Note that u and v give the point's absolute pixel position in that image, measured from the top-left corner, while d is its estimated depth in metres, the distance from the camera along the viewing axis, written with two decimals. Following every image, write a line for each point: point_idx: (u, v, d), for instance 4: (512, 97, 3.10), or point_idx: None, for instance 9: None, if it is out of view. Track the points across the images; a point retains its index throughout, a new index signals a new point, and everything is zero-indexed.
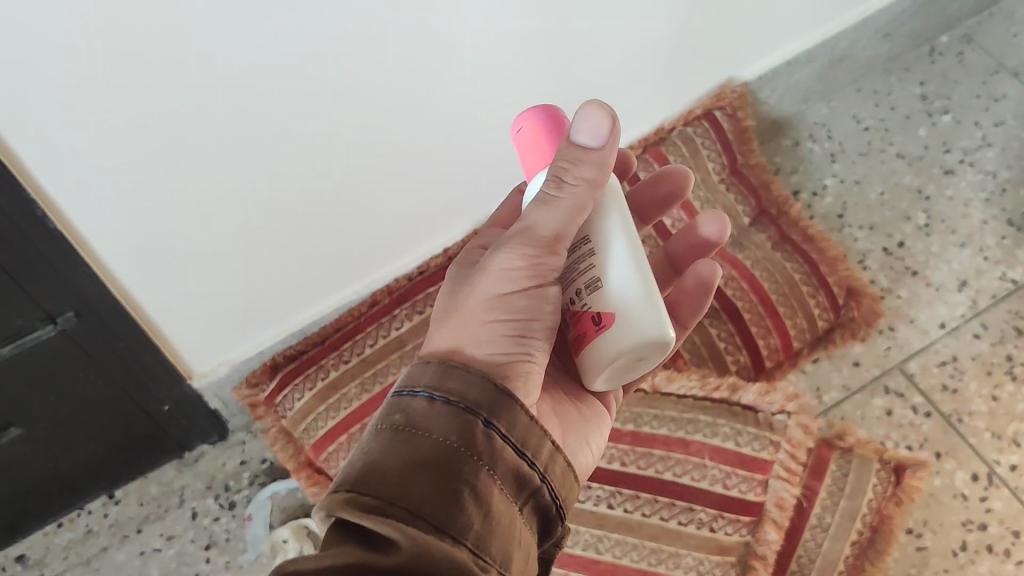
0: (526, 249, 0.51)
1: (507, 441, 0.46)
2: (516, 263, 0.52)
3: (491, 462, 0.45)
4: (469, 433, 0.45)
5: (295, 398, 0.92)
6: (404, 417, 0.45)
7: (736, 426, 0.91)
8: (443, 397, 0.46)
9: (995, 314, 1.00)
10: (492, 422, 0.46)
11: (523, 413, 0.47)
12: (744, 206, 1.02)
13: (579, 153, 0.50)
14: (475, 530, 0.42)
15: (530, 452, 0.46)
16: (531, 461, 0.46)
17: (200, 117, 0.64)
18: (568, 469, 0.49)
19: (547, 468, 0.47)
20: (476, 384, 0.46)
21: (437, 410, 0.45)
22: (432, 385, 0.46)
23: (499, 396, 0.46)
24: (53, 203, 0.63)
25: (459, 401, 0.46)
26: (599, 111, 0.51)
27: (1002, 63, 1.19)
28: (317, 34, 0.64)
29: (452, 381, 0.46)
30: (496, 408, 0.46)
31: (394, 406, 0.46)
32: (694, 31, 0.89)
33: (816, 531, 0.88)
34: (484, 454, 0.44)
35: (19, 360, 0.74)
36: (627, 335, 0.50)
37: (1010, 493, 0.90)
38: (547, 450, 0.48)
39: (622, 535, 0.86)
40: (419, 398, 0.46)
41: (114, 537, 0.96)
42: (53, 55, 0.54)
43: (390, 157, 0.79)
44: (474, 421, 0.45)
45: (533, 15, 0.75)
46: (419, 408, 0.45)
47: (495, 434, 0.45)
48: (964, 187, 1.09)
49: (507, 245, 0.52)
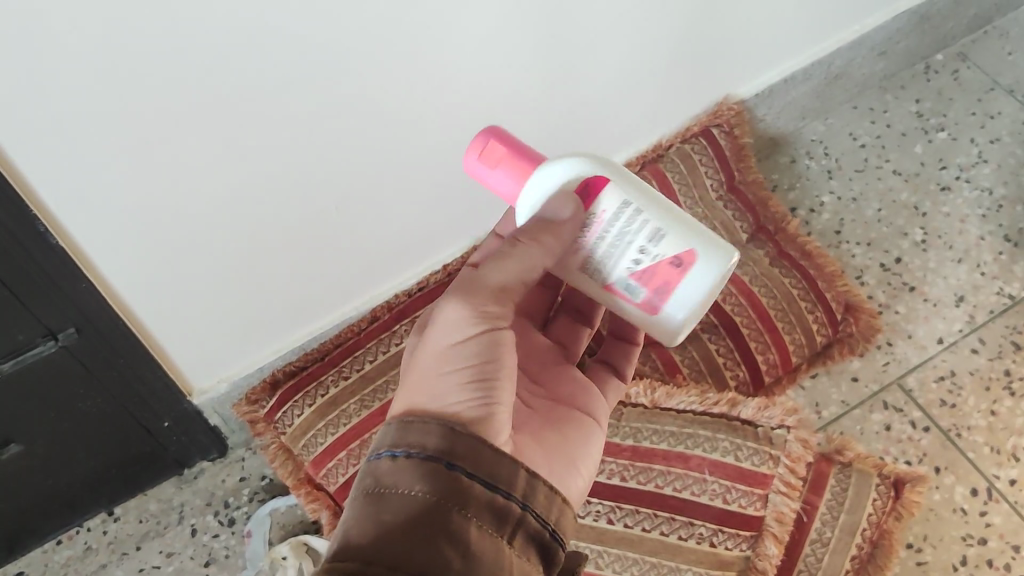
0: (468, 300, 0.53)
1: (474, 478, 0.46)
2: (470, 317, 0.53)
3: (462, 501, 0.44)
4: (434, 478, 0.45)
5: (295, 415, 0.92)
6: (374, 480, 0.45)
7: (736, 440, 0.91)
8: (404, 452, 0.46)
9: (992, 329, 1.01)
10: (454, 462, 0.45)
11: (488, 449, 0.47)
12: (743, 222, 1.02)
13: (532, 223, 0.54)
14: (456, 568, 0.42)
15: (503, 485, 0.46)
16: (506, 493, 0.46)
17: (201, 134, 0.64)
18: (555, 495, 0.49)
19: (528, 496, 0.47)
20: (433, 432, 0.47)
21: (401, 465, 0.45)
22: (393, 443, 0.46)
23: (460, 438, 0.47)
24: (56, 220, 0.64)
25: (419, 452, 0.46)
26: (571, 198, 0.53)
27: (997, 81, 1.20)
28: (317, 50, 0.64)
29: (411, 434, 0.47)
30: (457, 451, 0.46)
31: (364, 472, 0.46)
32: (692, 49, 0.90)
33: (816, 546, 0.88)
34: (453, 494, 0.44)
35: (20, 377, 0.74)
36: (711, 265, 0.53)
37: (1009, 508, 0.91)
38: (524, 480, 0.47)
39: (623, 551, 0.87)
40: (383, 459, 0.46)
41: (113, 554, 0.96)
42: (56, 72, 0.55)
43: (390, 174, 0.80)
44: (437, 466, 0.45)
45: (531, 34, 0.76)
46: (385, 467, 0.45)
47: (461, 474, 0.45)
48: (960, 204, 1.10)
49: (454, 301, 0.53)
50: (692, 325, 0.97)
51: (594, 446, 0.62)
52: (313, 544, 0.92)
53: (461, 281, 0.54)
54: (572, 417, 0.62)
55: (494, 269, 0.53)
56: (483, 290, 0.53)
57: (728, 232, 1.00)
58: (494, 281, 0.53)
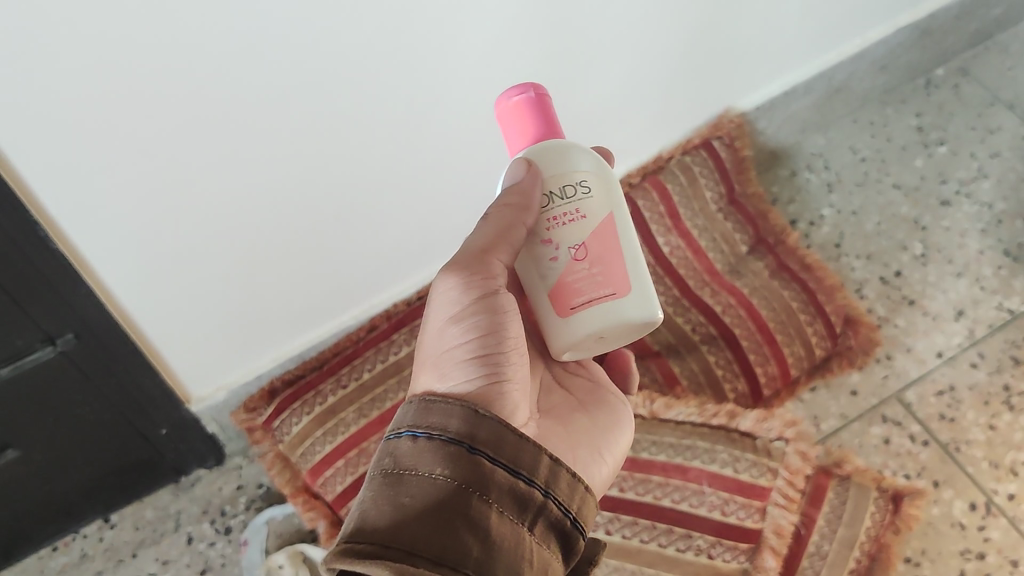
0: (458, 275, 0.54)
1: (496, 463, 0.45)
2: (460, 291, 0.54)
3: (482, 487, 0.44)
4: (455, 463, 0.44)
5: (293, 423, 0.92)
6: (393, 459, 0.45)
7: (734, 452, 0.91)
8: (426, 433, 0.45)
9: (992, 344, 1.01)
10: (476, 448, 0.45)
11: (511, 432, 0.46)
12: (743, 234, 1.03)
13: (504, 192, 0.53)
14: (474, 557, 0.42)
15: (525, 470, 0.45)
16: (528, 479, 0.45)
17: (202, 139, 0.64)
18: (576, 481, 0.48)
19: (549, 483, 0.46)
20: (455, 413, 0.46)
21: (422, 448, 0.45)
22: (414, 423, 0.46)
23: (482, 421, 0.46)
24: (56, 224, 0.64)
25: (441, 434, 0.45)
26: (518, 163, 0.54)
27: (997, 96, 1.20)
28: (317, 58, 0.64)
29: (432, 415, 0.46)
30: (481, 435, 0.45)
31: (384, 450, 0.46)
32: (692, 62, 0.90)
33: (815, 559, 0.87)
34: (475, 481, 0.44)
35: (18, 382, 0.74)
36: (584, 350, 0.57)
37: (1008, 523, 0.90)
38: (545, 466, 0.46)
39: (621, 562, 0.86)
40: (404, 439, 0.45)
41: (109, 561, 0.96)
42: (58, 76, 0.55)
43: (390, 183, 0.80)
44: (459, 451, 0.45)
45: (533, 44, 0.76)
46: (405, 448, 0.45)
47: (483, 460, 0.45)
48: (960, 217, 1.10)
49: (445, 277, 0.54)
50: (690, 337, 0.97)
51: (623, 431, 0.61)
52: (309, 553, 0.91)
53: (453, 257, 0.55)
54: (598, 403, 0.61)
55: (476, 238, 0.54)
56: (473, 257, 0.53)
57: (728, 243, 1.02)
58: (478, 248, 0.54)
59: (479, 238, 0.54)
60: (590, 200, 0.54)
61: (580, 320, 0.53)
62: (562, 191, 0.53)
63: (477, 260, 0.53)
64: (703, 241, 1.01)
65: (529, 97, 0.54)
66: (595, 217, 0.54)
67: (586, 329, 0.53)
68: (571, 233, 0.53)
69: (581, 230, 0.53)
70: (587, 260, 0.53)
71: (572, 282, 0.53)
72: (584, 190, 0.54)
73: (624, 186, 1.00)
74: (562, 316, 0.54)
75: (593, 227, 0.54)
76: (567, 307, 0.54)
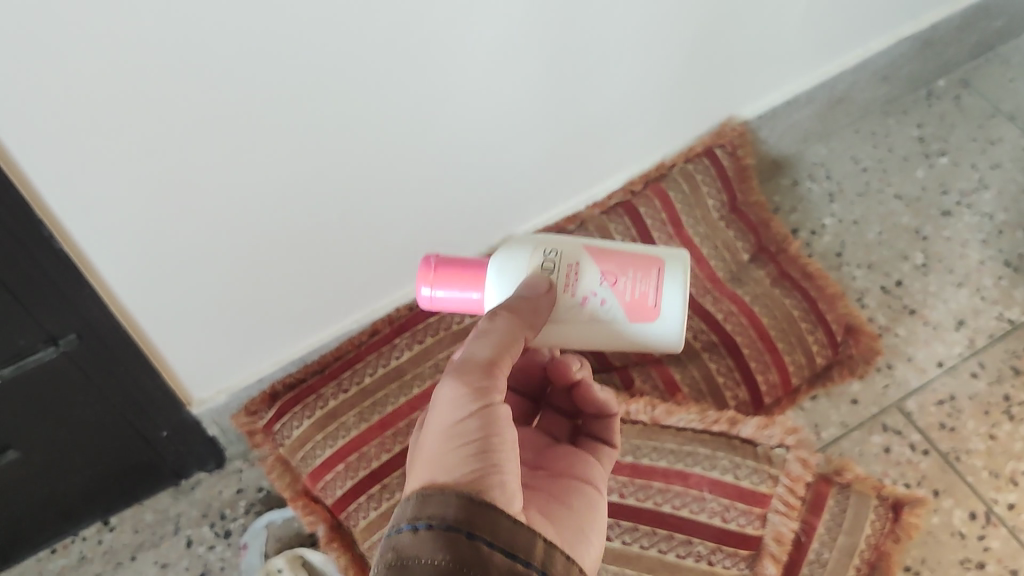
0: (465, 379, 0.50)
1: (494, 546, 0.44)
2: (466, 395, 0.50)
3: (483, 568, 0.42)
4: (456, 546, 0.43)
5: (294, 427, 0.91)
6: (395, 552, 0.43)
7: (734, 459, 0.91)
8: (426, 524, 0.44)
9: (993, 354, 1.01)
10: (475, 534, 0.44)
11: (504, 517, 0.46)
12: (744, 243, 1.02)
13: (514, 300, 0.54)
14: None
15: (519, 551, 0.45)
16: (523, 560, 0.45)
17: (208, 141, 0.65)
18: (565, 562, 0.48)
19: (539, 560, 0.46)
20: (452, 503, 0.45)
21: (422, 537, 0.43)
22: (414, 517, 0.45)
23: (478, 510, 0.45)
24: (61, 224, 0.64)
25: (440, 522, 0.44)
26: (534, 281, 0.55)
27: (998, 107, 1.21)
28: (324, 60, 0.65)
29: (430, 508, 0.45)
30: (476, 521, 0.44)
31: (385, 546, 0.44)
32: (695, 70, 0.91)
33: (814, 567, 0.87)
34: (476, 563, 0.42)
35: (20, 381, 0.74)
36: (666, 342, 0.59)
37: (1008, 532, 0.90)
38: (537, 547, 0.46)
39: (621, 567, 0.86)
40: (404, 532, 0.44)
41: (108, 564, 0.96)
42: (64, 77, 0.55)
43: (394, 187, 0.80)
44: (458, 536, 0.43)
45: (539, 49, 0.77)
46: (406, 540, 0.43)
47: (481, 543, 0.43)
48: (961, 228, 1.10)
49: (449, 381, 0.51)
50: (692, 344, 0.96)
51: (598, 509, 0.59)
52: (309, 557, 0.91)
53: (450, 364, 0.53)
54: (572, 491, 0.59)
55: (479, 346, 0.52)
56: (479, 364, 0.51)
57: (730, 252, 1.01)
58: (483, 356, 0.51)
59: (483, 345, 0.52)
60: (563, 253, 0.57)
61: (664, 305, 0.57)
62: (546, 265, 0.57)
63: (487, 367, 0.51)
64: (705, 249, 1.00)
65: (433, 263, 0.58)
66: (580, 253, 0.57)
67: (675, 298, 0.57)
68: (588, 278, 0.56)
69: (589, 268, 0.56)
70: (621, 274, 0.56)
71: (632, 292, 0.56)
72: (553, 252, 0.57)
73: (626, 193, 1.00)
74: (653, 317, 0.57)
75: (589, 257, 0.57)
76: (650, 306, 0.56)
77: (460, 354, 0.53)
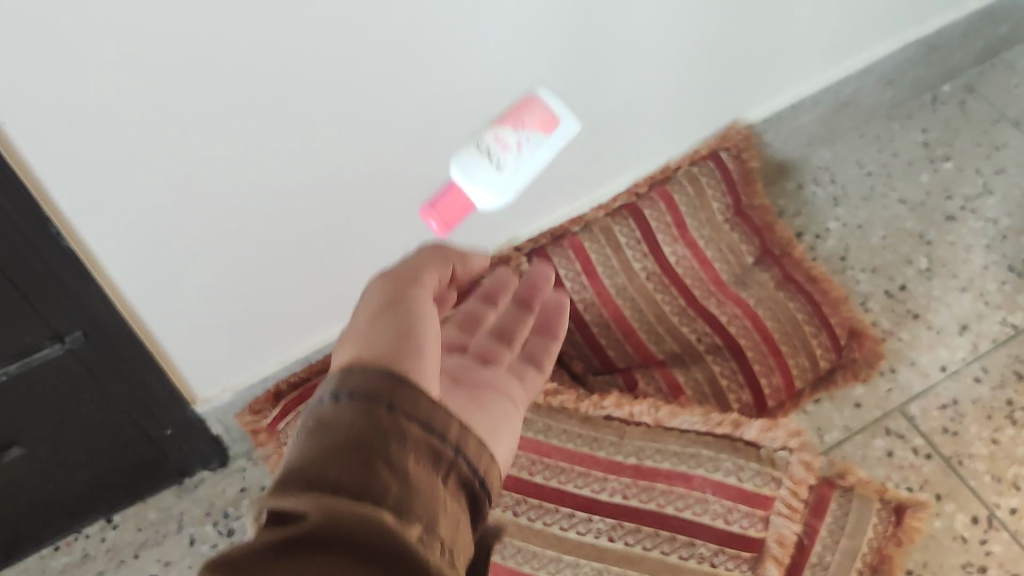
0: (382, 319, 0.52)
1: (413, 420, 0.43)
2: (382, 330, 0.51)
3: (399, 436, 0.42)
4: (368, 416, 0.42)
5: (298, 426, 0.89)
6: (319, 419, 0.44)
7: (738, 461, 0.90)
8: (345, 395, 0.44)
9: (996, 358, 1.01)
10: (395, 403, 0.43)
11: (425, 397, 0.44)
12: (749, 246, 1.02)
13: (401, 265, 0.58)
14: (393, 494, 0.40)
15: (440, 427, 0.44)
16: (441, 435, 0.43)
17: (216, 140, 0.65)
18: (485, 447, 0.46)
19: (459, 441, 0.44)
20: (372, 376, 0.44)
21: (341, 407, 0.43)
22: (337, 388, 0.44)
23: (397, 381, 0.44)
24: (68, 222, 0.64)
25: (361, 395, 0.43)
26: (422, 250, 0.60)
27: (1002, 113, 1.21)
28: (333, 60, 0.65)
29: (353, 381, 0.44)
30: (397, 395, 0.44)
31: (311, 416, 0.45)
32: (701, 72, 0.91)
33: (817, 570, 0.87)
34: (391, 430, 0.42)
35: (26, 378, 0.74)
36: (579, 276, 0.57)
37: (1010, 537, 0.90)
38: (458, 428, 0.44)
39: (624, 568, 0.85)
40: (326, 403, 0.44)
41: (111, 561, 0.96)
42: (73, 74, 0.55)
43: (400, 188, 0.80)
44: (376, 404, 0.43)
45: (546, 51, 0.77)
46: (326, 408, 0.44)
47: (399, 415, 0.43)
48: (965, 233, 1.10)
49: (347, 340, 0.52)
50: (696, 348, 0.97)
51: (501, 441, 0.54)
52: None
53: (359, 320, 0.54)
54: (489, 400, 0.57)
55: (387, 291, 0.55)
56: (389, 307, 0.54)
57: (734, 254, 1.01)
58: (405, 302, 0.54)
59: (384, 297, 0.55)
60: None
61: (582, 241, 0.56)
62: None
63: (401, 311, 0.53)
64: (710, 252, 1.01)
65: None
66: None
67: None
68: None
69: None
70: None
71: None
72: None
73: (631, 195, 0.99)
74: None
75: None
76: None
77: (374, 296, 0.56)
